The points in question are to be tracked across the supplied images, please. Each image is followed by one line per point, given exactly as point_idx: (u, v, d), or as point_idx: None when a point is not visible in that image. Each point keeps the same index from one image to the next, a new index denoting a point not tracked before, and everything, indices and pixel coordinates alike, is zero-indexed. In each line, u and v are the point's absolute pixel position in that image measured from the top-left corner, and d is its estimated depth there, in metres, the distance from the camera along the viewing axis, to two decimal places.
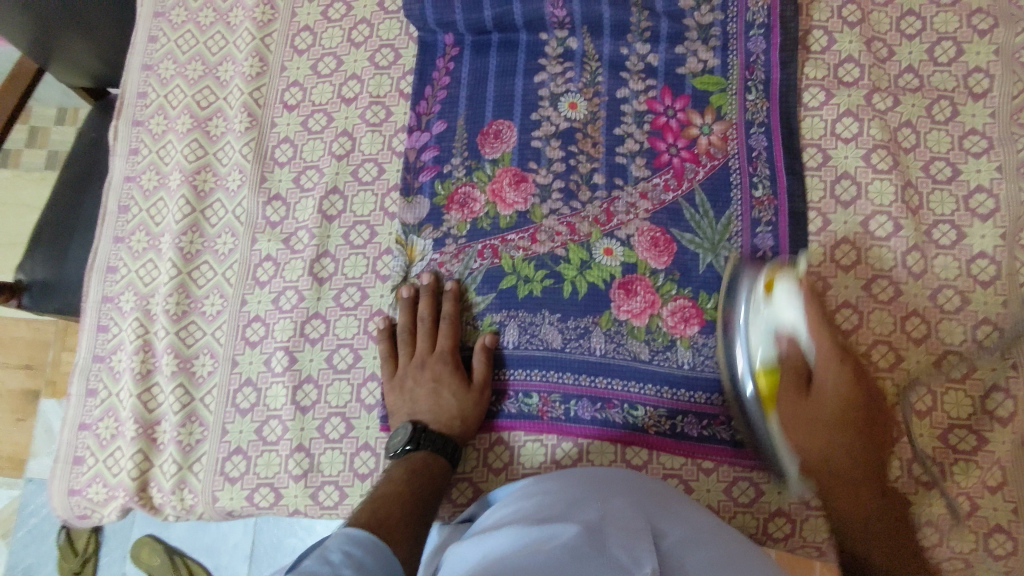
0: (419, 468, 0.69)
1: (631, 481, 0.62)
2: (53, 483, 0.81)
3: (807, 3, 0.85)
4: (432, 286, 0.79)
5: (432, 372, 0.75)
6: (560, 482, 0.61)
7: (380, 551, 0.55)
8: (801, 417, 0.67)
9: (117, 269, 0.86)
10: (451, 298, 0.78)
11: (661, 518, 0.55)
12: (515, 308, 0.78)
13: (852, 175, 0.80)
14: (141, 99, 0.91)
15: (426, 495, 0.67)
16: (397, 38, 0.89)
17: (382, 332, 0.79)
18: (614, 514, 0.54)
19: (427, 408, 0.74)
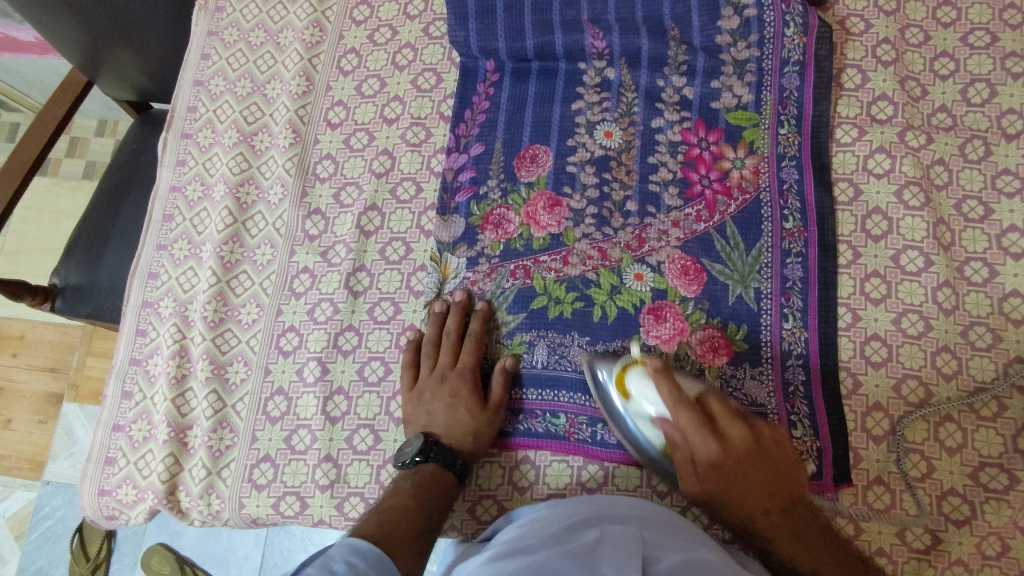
0: (427, 482, 0.70)
1: (636, 511, 0.64)
2: (85, 483, 0.83)
3: (841, 41, 0.87)
4: (463, 304, 0.80)
5: (451, 388, 0.76)
6: (569, 509, 0.64)
7: (385, 565, 0.55)
8: (680, 377, 0.67)
9: (158, 275, 0.89)
10: (479, 317, 0.79)
11: (657, 546, 0.57)
12: (545, 329, 0.79)
13: (883, 210, 0.80)
14: (191, 113, 0.95)
15: (433, 510, 0.68)
16: (440, 63, 0.91)
17: (411, 343, 0.80)
18: (609, 540, 0.56)
19: (441, 422, 0.75)
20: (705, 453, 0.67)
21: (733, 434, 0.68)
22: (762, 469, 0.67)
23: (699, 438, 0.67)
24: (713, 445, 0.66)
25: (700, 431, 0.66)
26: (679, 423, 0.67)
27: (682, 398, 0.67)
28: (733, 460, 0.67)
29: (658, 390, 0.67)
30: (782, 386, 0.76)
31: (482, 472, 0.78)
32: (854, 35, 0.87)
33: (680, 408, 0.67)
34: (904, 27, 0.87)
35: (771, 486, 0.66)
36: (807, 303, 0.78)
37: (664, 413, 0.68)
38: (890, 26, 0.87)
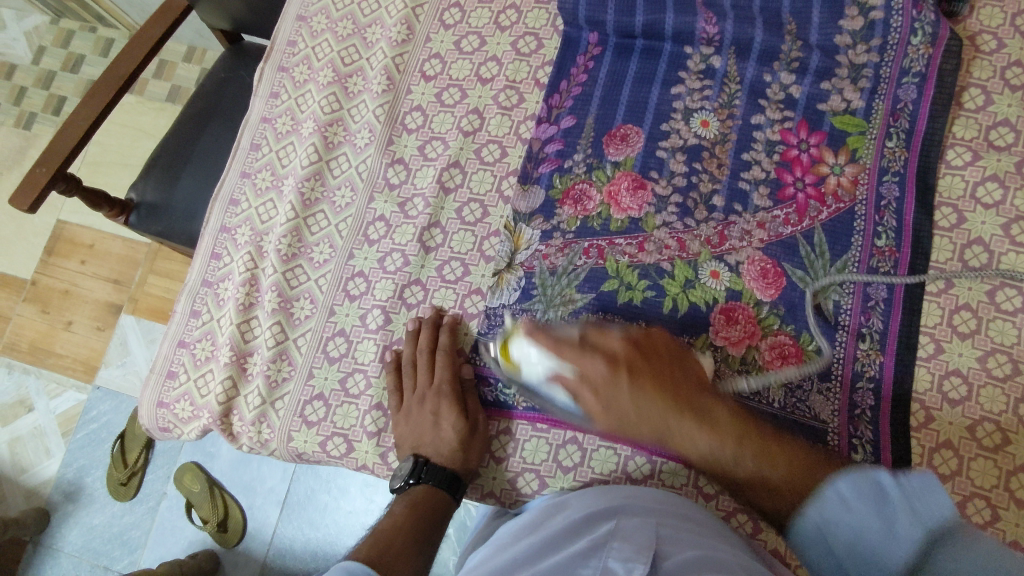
0: (420, 502, 0.70)
1: (659, 504, 0.62)
2: (145, 392, 0.86)
3: (968, 57, 0.82)
4: (432, 320, 0.80)
5: (432, 405, 0.75)
6: (584, 502, 0.63)
7: None
8: (617, 408, 0.68)
9: (239, 203, 0.91)
10: (447, 331, 0.79)
11: (673, 539, 0.55)
12: (613, 312, 0.78)
13: (985, 242, 0.76)
14: (290, 48, 0.96)
15: (428, 525, 0.68)
16: (542, 28, 0.90)
17: (388, 364, 0.80)
18: (620, 534, 0.55)
19: (426, 445, 0.74)
20: (619, 396, 0.68)
21: (615, 347, 0.70)
22: (651, 370, 0.68)
23: (645, 401, 0.67)
24: (631, 363, 0.68)
25: (636, 411, 0.67)
26: (591, 373, 0.68)
27: (611, 384, 0.68)
28: (704, 442, 0.65)
29: (539, 343, 0.70)
30: (849, 406, 0.73)
31: (528, 446, 0.77)
32: (983, 53, 0.81)
33: (563, 347, 0.69)
34: None
35: (654, 373, 0.68)
36: (888, 325, 0.75)
37: (560, 363, 0.69)
38: None
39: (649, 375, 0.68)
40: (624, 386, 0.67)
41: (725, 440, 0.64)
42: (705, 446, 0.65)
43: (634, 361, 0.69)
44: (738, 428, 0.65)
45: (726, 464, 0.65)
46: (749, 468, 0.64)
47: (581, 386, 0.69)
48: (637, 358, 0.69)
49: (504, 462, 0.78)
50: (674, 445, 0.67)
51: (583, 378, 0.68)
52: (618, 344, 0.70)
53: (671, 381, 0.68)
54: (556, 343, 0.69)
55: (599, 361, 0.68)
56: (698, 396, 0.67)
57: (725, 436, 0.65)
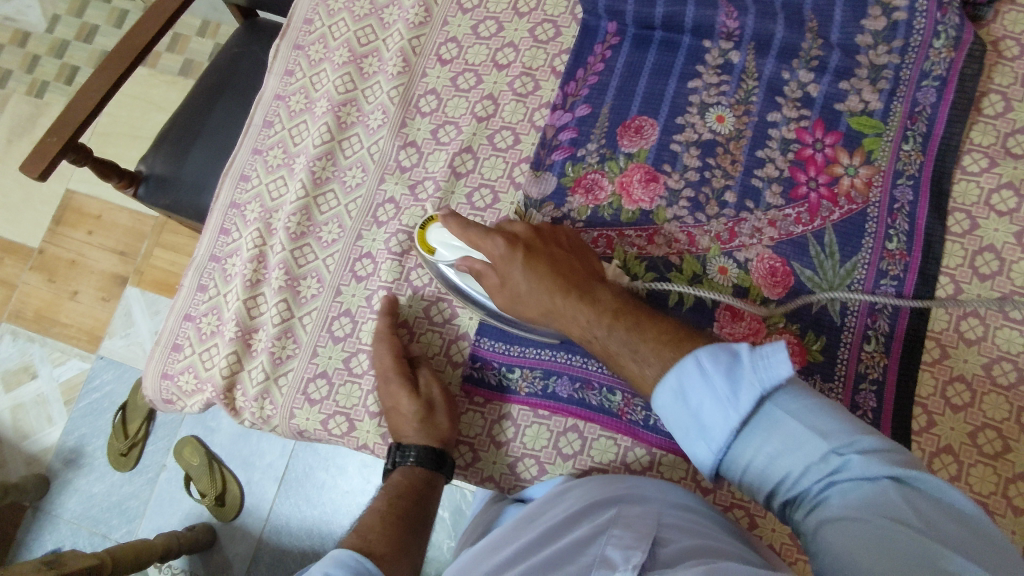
0: (396, 487, 0.73)
1: (660, 491, 0.63)
2: (149, 364, 0.86)
3: (990, 63, 0.81)
4: (384, 308, 0.80)
5: (387, 391, 0.76)
6: (587, 487, 0.64)
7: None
8: (521, 296, 0.71)
9: (250, 178, 0.91)
10: (382, 314, 0.79)
11: (674, 527, 0.56)
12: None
13: (997, 250, 0.76)
14: (307, 25, 0.96)
15: (409, 506, 0.70)
16: (561, 16, 0.89)
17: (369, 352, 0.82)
18: (624, 519, 0.56)
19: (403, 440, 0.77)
20: (518, 283, 0.70)
21: (517, 244, 0.71)
22: (549, 256, 0.70)
23: (534, 290, 0.69)
24: (544, 274, 0.69)
25: (537, 302, 0.70)
26: (492, 256, 0.71)
27: (523, 263, 0.70)
28: (556, 298, 0.68)
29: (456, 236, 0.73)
30: (850, 408, 0.73)
31: (529, 432, 0.78)
32: (1006, 59, 0.80)
33: (479, 234, 0.71)
34: None
35: (553, 266, 0.70)
36: (894, 328, 0.75)
37: (470, 253, 0.73)
38: None
39: (551, 266, 0.70)
40: (544, 269, 0.69)
41: (617, 324, 0.65)
42: (584, 316, 0.67)
43: (531, 243, 0.72)
44: (636, 322, 0.65)
45: (596, 338, 0.67)
46: (594, 318, 0.66)
47: (490, 276, 0.72)
48: (534, 248, 0.71)
49: (503, 447, 0.78)
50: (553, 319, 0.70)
51: (495, 272, 0.71)
52: (541, 249, 0.71)
53: (575, 274, 0.70)
54: (468, 233, 0.71)
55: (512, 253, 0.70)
56: (591, 284, 0.69)
57: (585, 309, 0.67)
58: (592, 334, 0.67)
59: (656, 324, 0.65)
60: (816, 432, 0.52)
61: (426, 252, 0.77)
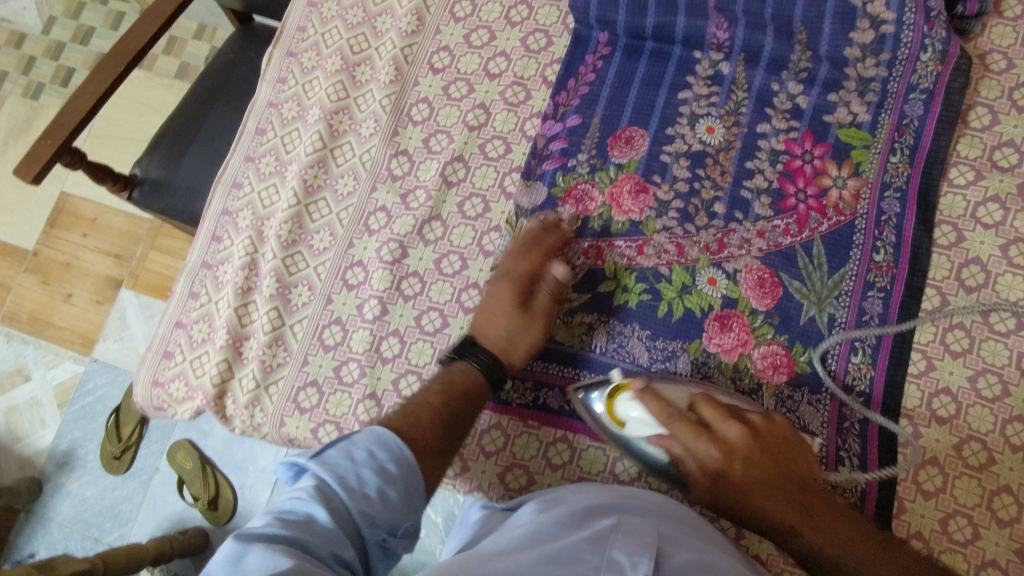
0: (451, 382, 0.70)
1: (658, 507, 0.63)
2: (141, 370, 0.86)
3: (977, 76, 0.81)
4: (535, 224, 0.80)
5: (495, 291, 0.76)
6: (587, 496, 0.63)
7: (403, 462, 0.57)
8: (722, 481, 0.62)
9: (242, 186, 0.91)
10: (535, 228, 0.79)
11: (674, 542, 0.55)
12: (608, 314, 0.79)
13: (983, 262, 0.76)
14: (300, 33, 0.96)
15: (462, 412, 0.67)
16: (553, 25, 0.90)
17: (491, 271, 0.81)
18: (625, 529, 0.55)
19: (480, 327, 0.75)
20: (711, 490, 0.63)
21: (725, 442, 0.63)
22: (767, 459, 0.63)
23: (741, 491, 0.62)
24: (745, 476, 0.61)
25: (744, 506, 0.62)
26: (693, 473, 0.63)
27: (707, 470, 0.62)
28: (767, 508, 0.61)
29: (647, 406, 0.65)
30: (837, 419, 0.74)
31: (518, 442, 0.78)
32: (993, 72, 0.81)
33: (666, 411, 0.64)
34: None
35: (753, 452, 0.62)
36: (881, 340, 0.75)
37: (652, 424, 0.65)
38: None
39: (771, 466, 0.62)
40: (720, 457, 0.62)
41: (817, 526, 0.60)
42: (788, 515, 0.61)
43: (750, 454, 0.62)
44: (797, 507, 0.61)
45: (801, 528, 0.61)
46: (815, 541, 0.60)
47: (692, 471, 0.64)
48: (751, 456, 0.62)
49: (493, 457, 0.79)
50: (744, 514, 0.63)
51: (680, 441, 0.63)
52: (721, 433, 0.63)
53: (776, 450, 0.64)
54: (660, 415, 0.64)
55: (707, 446, 0.62)
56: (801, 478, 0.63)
57: (841, 531, 0.60)
58: (766, 481, 0.62)
59: (835, 518, 0.61)
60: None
61: (602, 407, 0.70)
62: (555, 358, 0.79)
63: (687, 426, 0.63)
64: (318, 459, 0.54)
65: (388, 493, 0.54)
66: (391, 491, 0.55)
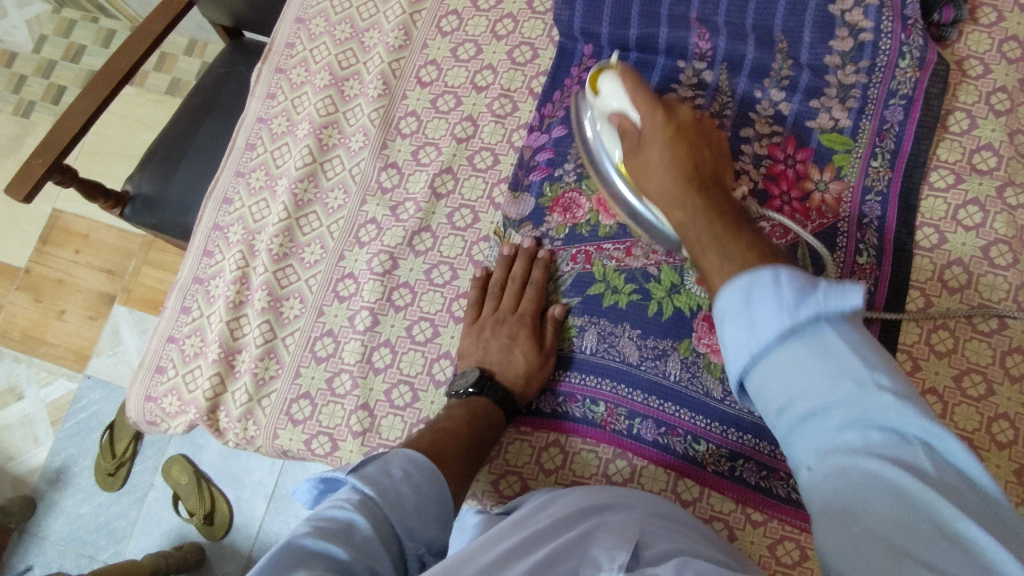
0: (479, 412, 0.71)
1: (648, 501, 0.63)
2: (134, 386, 0.87)
3: (954, 82, 0.83)
4: (529, 251, 0.81)
5: (510, 330, 0.77)
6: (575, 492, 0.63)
7: (436, 480, 0.58)
8: (662, 191, 0.68)
9: (233, 201, 0.92)
10: (541, 265, 0.81)
11: (654, 533, 0.56)
12: (598, 316, 0.79)
13: (965, 263, 0.77)
14: (288, 49, 0.97)
15: (482, 439, 0.69)
16: (539, 38, 0.91)
17: (477, 281, 0.82)
18: (608, 525, 0.56)
19: (497, 359, 0.76)
20: (689, 233, 0.64)
21: (700, 194, 0.65)
22: (703, 196, 0.65)
23: (690, 223, 0.64)
24: (716, 244, 0.59)
25: (697, 242, 0.62)
26: (680, 227, 0.66)
27: (654, 184, 0.69)
28: (711, 251, 0.60)
29: (622, 85, 0.73)
30: None
31: (512, 447, 0.79)
32: (970, 78, 0.83)
33: (637, 89, 0.72)
34: None
35: (712, 211, 0.63)
36: None
37: (627, 111, 0.73)
38: (1011, 74, 0.82)
39: (700, 195, 0.65)
40: (669, 203, 0.67)
41: (736, 254, 0.56)
42: (773, 321, 0.52)
43: (700, 177, 0.67)
44: (786, 312, 0.51)
45: (709, 260, 0.59)
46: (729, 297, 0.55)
47: (638, 150, 0.71)
48: (696, 203, 0.65)
49: (487, 464, 0.79)
50: (702, 262, 0.61)
51: (634, 150, 0.72)
52: (714, 194, 0.66)
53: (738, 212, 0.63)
54: (648, 178, 0.70)
55: (662, 174, 0.68)
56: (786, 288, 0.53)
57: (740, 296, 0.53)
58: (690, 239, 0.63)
59: None
60: (856, 364, 0.45)
61: (595, 101, 0.78)
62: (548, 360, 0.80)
63: (682, 180, 0.67)
64: (354, 471, 0.54)
65: (424, 510, 0.55)
66: (426, 508, 0.55)
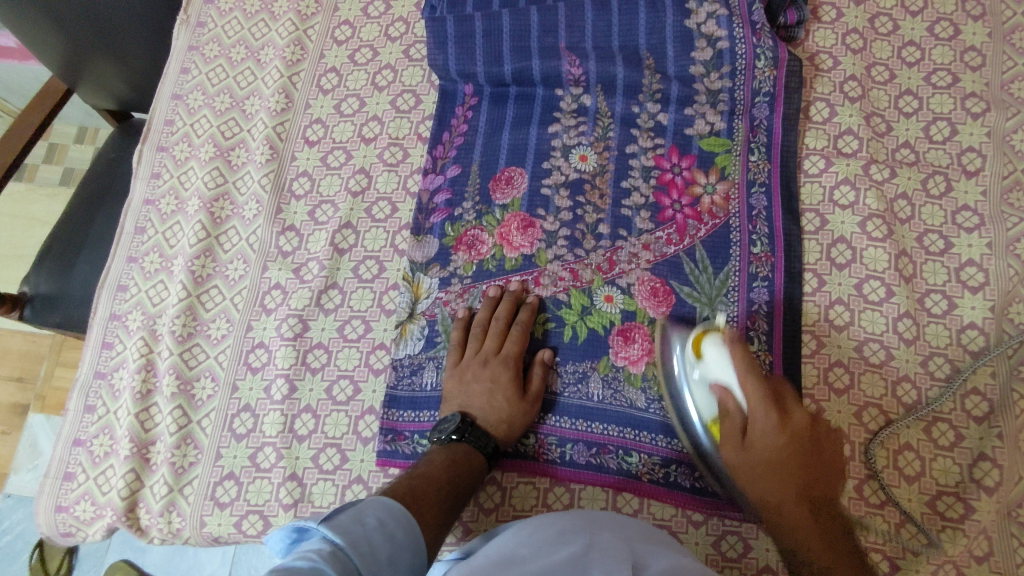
0: (459, 459, 0.69)
1: (623, 523, 0.61)
2: (41, 499, 0.81)
3: (810, 76, 0.89)
4: (516, 293, 0.81)
5: (493, 372, 0.76)
6: (554, 516, 0.61)
7: (412, 528, 0.57)
8: (750, 472, 0.66)
9: (128, 288, 0.89)
10: (529, 308, 0.79)
11: (644, 553, 0.56)
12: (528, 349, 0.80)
13: (848, 240, 0.81)
14: (168, 126, 0.96)
15: (464, 488, 0.68)
16: (419, 85, 0.93)
17: (460, 321, 0.80)
18: (597, 547, 0.55)
19: (480, 404, 0.74)
20: (756, 459, 0.65)
21: (796, 423, 0.64)
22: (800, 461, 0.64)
23: (765, 484, 0.65)
24: (788, 454, 0.64)
25: (758, 481, 0.65)
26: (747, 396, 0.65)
27: (745, 451, 0.66)
28: (789, 511, 0.64)
29: (733, 360, 0.67)
30: None
31: None
32: (823, 71, 0.89)
33: (748, 377, 0.65)
34: (871, 65, 0.89)
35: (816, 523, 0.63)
36: (773, 328, 0.78)
37: (731, 385, 0.67)
38: (857, 64, 0.89)
39: (798, 460, 0.64)
40: (764, 453, 0.64)
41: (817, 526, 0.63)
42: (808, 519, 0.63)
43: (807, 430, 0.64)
44: (800, 490, 0.64)
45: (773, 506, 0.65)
46: (790, 520, 0.64)
47: (728, 430, 0.67)
48: (798, 432, 0.64)
49: None
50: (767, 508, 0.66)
51: (734, 426, 0.67)
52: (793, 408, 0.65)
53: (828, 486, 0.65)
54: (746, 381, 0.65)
55: (766, 421, 0.64)
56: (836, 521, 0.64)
57: (803, 518, 0.64)
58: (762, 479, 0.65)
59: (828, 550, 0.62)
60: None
61: (693, 350, 0.72)
62: None
63: (758, 378, 0.65)
64: (327, 521, 0.52)
65: (398, 561, 0.53)
66: (400, 559, 0.54)
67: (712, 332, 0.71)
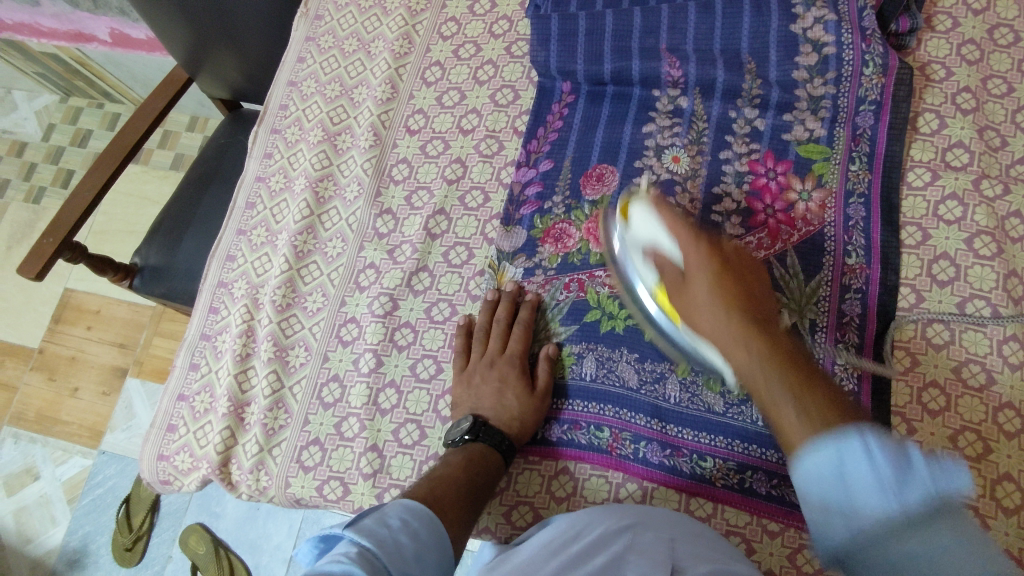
0: (476, 458, 0.71)
1: (671, 523, 0.61)
2: (146, 447, 0.88)
3: (920, 86, 0.86)
4: (512, 295, 0.83)
5: (500, 372, 0.78)
6: (602, 513, 0.61)
7: (435, 526, 0.60)
8: (698, 316, 0.65)
9: (235, 258, 0.95)
10: (529, 306, 0.82)
11: (687, 557, 0.55)
12: (596, 342, 0.80)
13: (951, 256, 0.78)
14: (282, 110, 1.03)
15: (482, 484, 0.70)
16: (518, 81, 0.96)
17: (461, 328, 0.83)
18: (638, 548, 0.55)
19: (490, 405, 0.77)
20: (699, 302, 0.65)
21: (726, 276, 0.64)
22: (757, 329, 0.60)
23: (716, 319, 0.63)
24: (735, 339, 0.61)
25: (710, 307, 0.63)
26: (688, 257, 0.67)
27: (686, 293, 0.66)
28: (721, 316, 0.62)
29: (658, 215, 0.70)
30: None
31: (521, 478, 0.79)
32: (934, 81, 0.86)
33: (678, 229, 0.68)
34: (987, 77, 0.86)
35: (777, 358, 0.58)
36: (864, 338, 0.76)
37: (661, 240, 0.69)
38: (972, 75, 0.85)
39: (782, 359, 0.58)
40: (704, 290, 0.64)
41: (801, 393, 0.54)
42: (794, 415, 0.54)
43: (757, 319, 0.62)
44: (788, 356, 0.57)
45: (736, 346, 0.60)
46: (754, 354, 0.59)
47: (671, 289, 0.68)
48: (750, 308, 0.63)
49: (498, 496, 0.79)
50: (757, 394, 0.58)
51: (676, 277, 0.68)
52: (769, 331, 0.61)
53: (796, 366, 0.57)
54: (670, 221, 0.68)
55: (717, 321, 0.63)
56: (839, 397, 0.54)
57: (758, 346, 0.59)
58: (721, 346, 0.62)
59: (809, 391, 0.54)
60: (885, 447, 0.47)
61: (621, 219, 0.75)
62: (582, 395, 0.79)
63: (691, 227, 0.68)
64: (352, 525, 0.53)
65: (425, 558, 0.55)
66: (427, 557, 0.56)
67: (637, 196, 0.73)
